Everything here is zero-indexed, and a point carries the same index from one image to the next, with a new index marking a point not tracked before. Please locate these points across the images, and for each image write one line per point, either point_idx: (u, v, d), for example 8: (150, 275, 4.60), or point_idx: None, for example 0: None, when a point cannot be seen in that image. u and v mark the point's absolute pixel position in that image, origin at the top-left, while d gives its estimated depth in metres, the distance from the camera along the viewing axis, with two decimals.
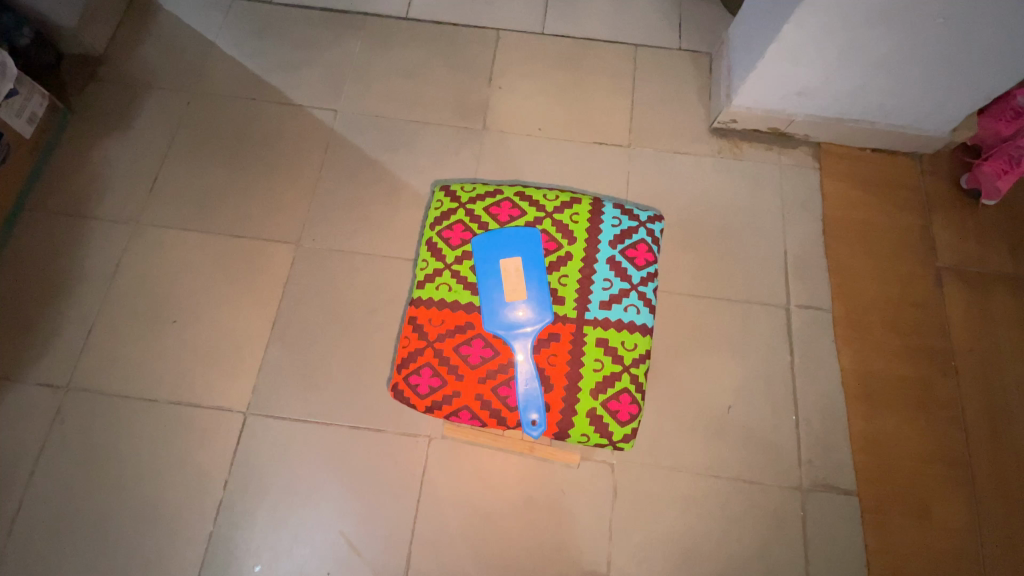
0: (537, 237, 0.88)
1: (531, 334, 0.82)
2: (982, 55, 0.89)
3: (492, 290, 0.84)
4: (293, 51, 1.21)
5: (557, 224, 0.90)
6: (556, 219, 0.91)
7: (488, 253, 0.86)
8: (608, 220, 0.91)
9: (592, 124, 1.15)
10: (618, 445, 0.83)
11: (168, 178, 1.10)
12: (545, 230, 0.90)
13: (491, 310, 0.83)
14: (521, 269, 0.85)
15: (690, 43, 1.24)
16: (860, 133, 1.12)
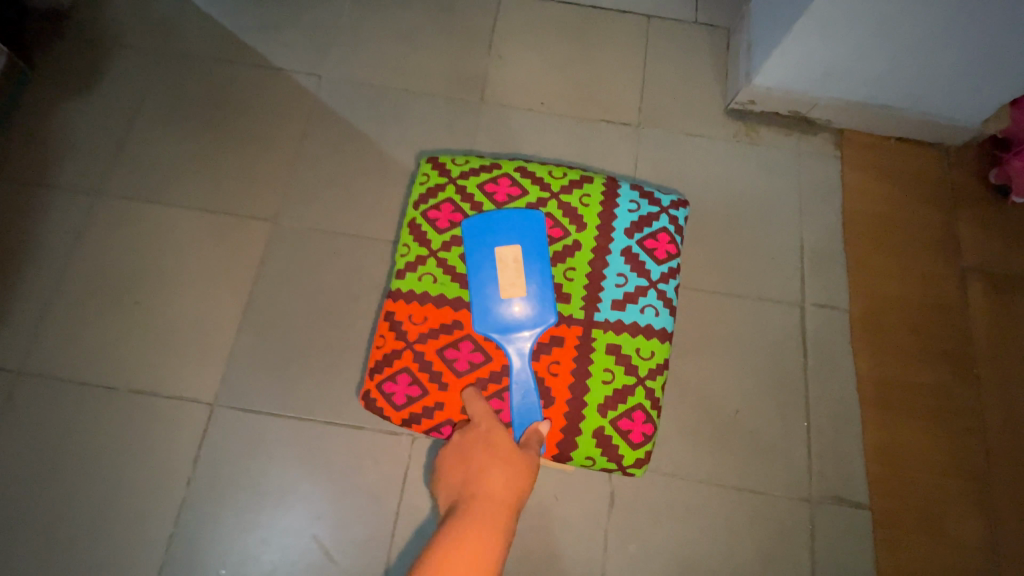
0: (537, 222, 0.79)
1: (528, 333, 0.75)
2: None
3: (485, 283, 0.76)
4: (275, 9, 1.10)
5: (563, 207, 0.82)
6: (563, 200, 0.83)
7: (482, 239, 0.78)
8: (624, 204, 0.83)
9: (598, 100, 1.07)
10: (626, 469, 0.76)
11: (134, 145, 1.00)
12: (550, 212, 0.82)
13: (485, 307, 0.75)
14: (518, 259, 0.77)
15: (706, 17, 1.15)
16: (887, 120, 1.04)
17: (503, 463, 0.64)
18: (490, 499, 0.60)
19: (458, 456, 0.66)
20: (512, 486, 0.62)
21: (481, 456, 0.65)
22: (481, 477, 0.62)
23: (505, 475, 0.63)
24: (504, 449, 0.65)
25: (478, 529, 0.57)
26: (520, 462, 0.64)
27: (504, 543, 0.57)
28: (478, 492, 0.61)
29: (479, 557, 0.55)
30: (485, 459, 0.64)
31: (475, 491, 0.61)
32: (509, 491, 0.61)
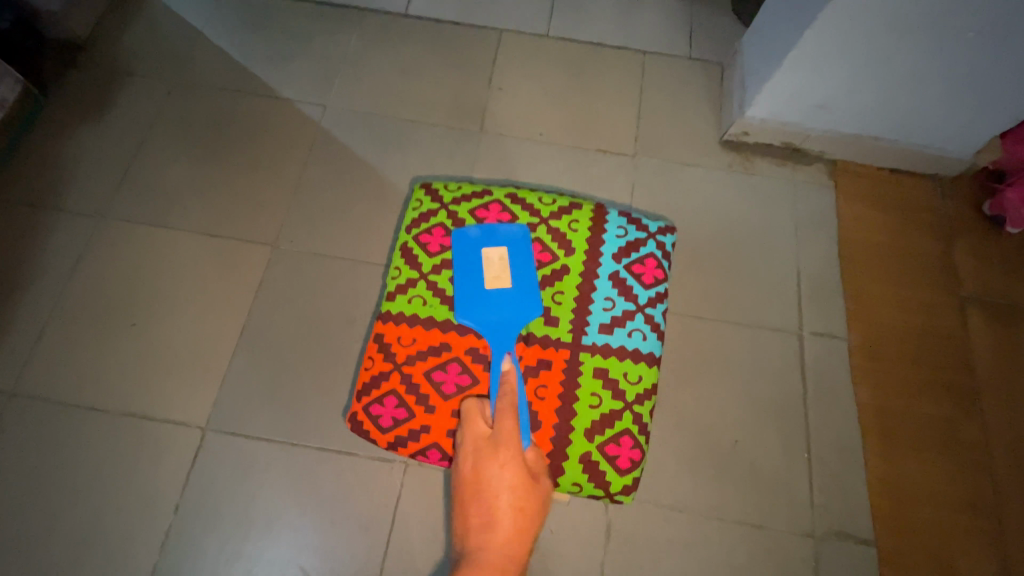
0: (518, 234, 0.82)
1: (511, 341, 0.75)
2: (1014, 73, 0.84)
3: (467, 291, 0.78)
4: (284, 43, 1.15)
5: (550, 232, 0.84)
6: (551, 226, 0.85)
7: (465, 250, 0.80)
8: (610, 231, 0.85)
9: (595, 131, 1.09)
10: (616, 498, 0.75)
11: (140, 170, 1.03)
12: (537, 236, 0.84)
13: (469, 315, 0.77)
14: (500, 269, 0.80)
15: (699, 54, 1.19)
16: (879, 152, 1.06)
17: (513, 505, 0.63)
18: (501, 546, 0.60)
19: (471, 487, 0.65)
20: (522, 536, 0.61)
21: (494, 492, 0.63)
22: (493, 519, 0.62)
23: (516, 520, 0.62)
24: (517, 489, 0.63)
25: None
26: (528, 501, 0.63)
27: None
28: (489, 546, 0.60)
29: None
30: (498, 499, 0.63)
31: (484, 546, 0.60)
32: (520, 535, 0.61)
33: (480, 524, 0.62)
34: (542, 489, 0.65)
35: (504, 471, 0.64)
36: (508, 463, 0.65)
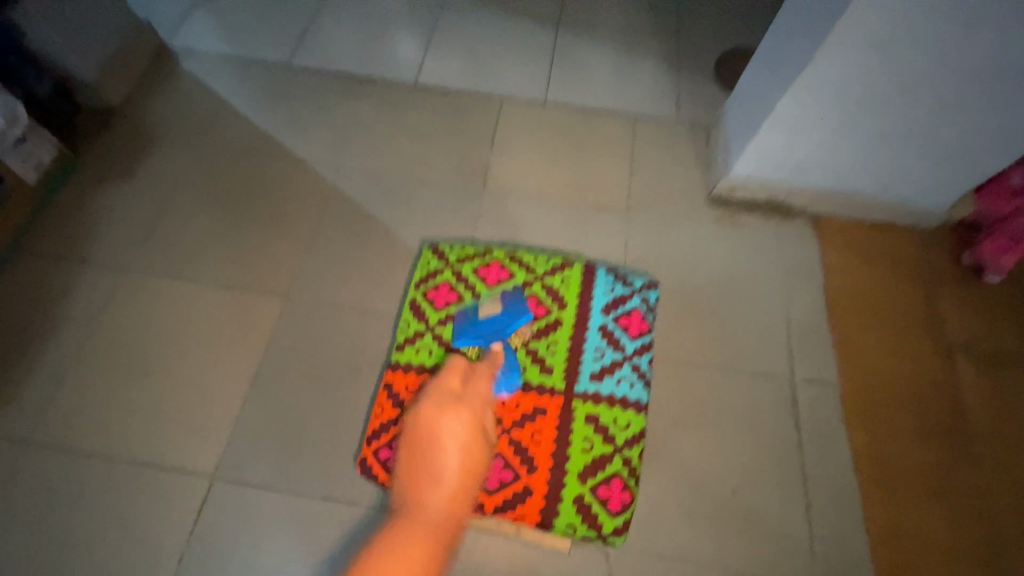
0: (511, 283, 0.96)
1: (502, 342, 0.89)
2: (944, 142, 0.95)
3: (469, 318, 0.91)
4: (303, 111, 1.25)
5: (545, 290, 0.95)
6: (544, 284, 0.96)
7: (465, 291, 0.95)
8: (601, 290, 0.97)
9: (591, 188, 1.17)
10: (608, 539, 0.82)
11: (163, 226, 1.09)
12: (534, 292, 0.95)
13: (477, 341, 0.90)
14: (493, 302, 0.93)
15: (687, 119, 1.28)
16: (859, 206, 1.12)
17: (459, 469, 0.73)
18: (439, 496, 0.70)
19: (428, 436, 0.75)
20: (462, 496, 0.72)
21: (445, 453, 0.74)
22: (439, 476, 0.72)
23: (458, 481, 0.72)
24: (469, 452, 0.74)
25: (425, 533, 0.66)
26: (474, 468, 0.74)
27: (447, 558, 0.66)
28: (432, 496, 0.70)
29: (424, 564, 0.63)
30: (448, 455, 0.73)
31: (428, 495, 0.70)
32: (459, 494, 0.72)
33: (426, 472, 0.72)
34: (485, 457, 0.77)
35: (461, 432, 0.75)
36: (466, 428, 0.76)
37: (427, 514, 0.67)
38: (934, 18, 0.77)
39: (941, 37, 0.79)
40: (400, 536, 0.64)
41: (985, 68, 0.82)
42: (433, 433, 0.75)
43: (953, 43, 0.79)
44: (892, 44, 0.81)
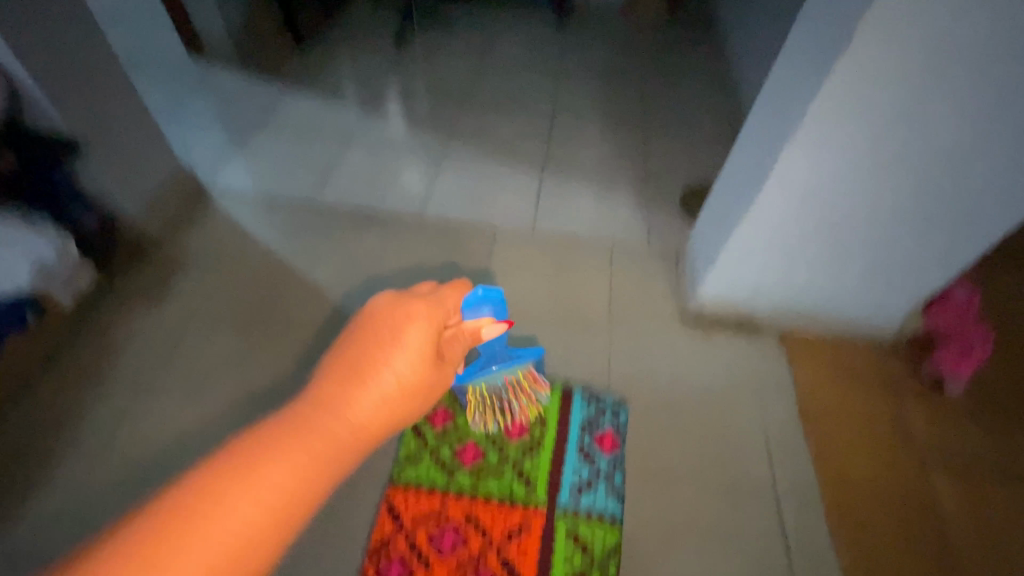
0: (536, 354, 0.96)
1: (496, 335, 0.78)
2: (905, 248, 1.04)
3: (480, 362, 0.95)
4: (318, 242, 1.41)
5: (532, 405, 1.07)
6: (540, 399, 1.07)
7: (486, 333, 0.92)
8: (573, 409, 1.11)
9: (577, 306, 1.29)
10: None
11: (183, 351, 1.20)
12: (528, 400, 1.06)
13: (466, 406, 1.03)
14: (510, 367, 0.95)
15: (658, 245, 1.45)
16: (821, 322, 1.23)
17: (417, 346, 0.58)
18: (374, 387, 0.53)
19: (385, 331, 0.58)
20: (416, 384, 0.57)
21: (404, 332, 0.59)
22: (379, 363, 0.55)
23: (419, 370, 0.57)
24: (416, 372, 0.56)
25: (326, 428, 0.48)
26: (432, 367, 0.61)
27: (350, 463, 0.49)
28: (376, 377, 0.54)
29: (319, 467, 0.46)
30: (391, 367, 0.55)
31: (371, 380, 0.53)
32: (379, 432, 0.53)
33: (358, 362, 0.54)
34: (432, 399, 0.64)
35: (419, 350, 0.58)
36: (429, 342, 0.60)
37: (337, 433, 0.48)
38: (873, 160, 0.90)
39: (861, 187, 0.95)
40: (280, 448, 0.45)
41: (907, 207, 0.96)
42: (390, 337, 0.57)
43: (894, 180, 0.92)
44: (839, 181, 0.94)
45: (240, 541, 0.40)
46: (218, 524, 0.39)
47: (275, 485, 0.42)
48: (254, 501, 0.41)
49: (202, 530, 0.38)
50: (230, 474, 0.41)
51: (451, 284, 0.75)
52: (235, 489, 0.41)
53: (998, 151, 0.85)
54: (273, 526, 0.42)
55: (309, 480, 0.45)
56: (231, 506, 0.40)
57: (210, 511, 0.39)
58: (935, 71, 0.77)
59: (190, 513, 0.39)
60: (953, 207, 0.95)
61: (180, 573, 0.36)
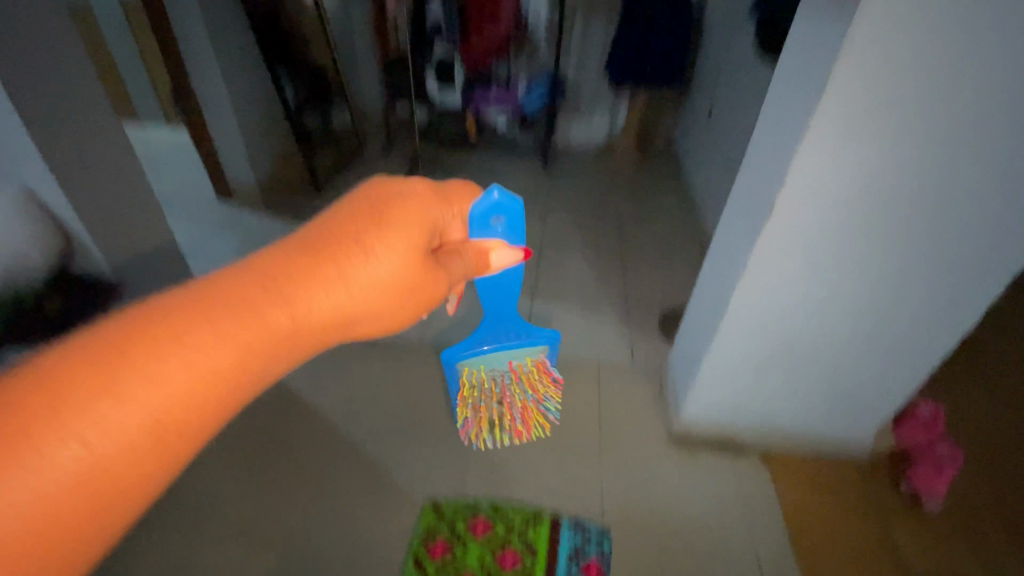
0: (550, 338, 1.18)
1: (498, 258, 0.87)
2: (900, 334, 1.07)
3: (483, 338, 1.17)
4: (324, 374, 1.53)
5: (516, 412, 1.29)
6: (526, 405, 1.29)
7: (504, 312, 1.15)
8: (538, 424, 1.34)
9: (567, 430, 1.37)
10: None
11: (193, 488, 1.29)
12: (516, 405, 1.28)
13: (461, 402, 1.25)
14: (516, 350, 1.18)
15: (641, 366, 1.57)
16: (799, 442, 1.30)
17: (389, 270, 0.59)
18: (338, 289, 0.56)
19: (378, 229, 0.60)
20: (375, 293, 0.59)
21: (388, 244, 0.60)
22: (347, 276, 0.57)
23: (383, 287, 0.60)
24: (377, 285, 0.59)
25: (275, 321, 0.52)
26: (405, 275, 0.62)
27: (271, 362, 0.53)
28: (340, 288, 0.56)
29: (242, 352, 0.50)
30: (358, 276, 0.57)
31: (333, 283, 0.56)
32: (322, 329, 0.56)
33: (337, 256, 0.57)
34: (411, 313, 0.68)
35: (385, 262, 0.59)
36: (398, 252, 0.61)
37: (269, 317, 0.52)
38: (849, 221, 0.91)
39: (826, 282, 1.00)
40: (205, 327, 0.49)
41: (867, 304, 1.02)
42: (348, 240, 0.59)
43: (871, 241, 0.93)
44: (820, 246, 0.95)
45: (157, 408, 0.46)
46: (135, 394, 0.45)
47: (189, 364, 0.47)
48: (171, 381, 0.46)
49: (114, 393, 0.44)
50: (149, 344, 0.46)
51: (443, 201, 0.74)
52: (153, 362, 0.46)
53: (950, 229, 0.90)
54: (187, 412, 0.48)
55: (231, 360, 0.50)
56: (149, 374, 0.45)
57: (129, 380, 0.45)
58: (882, 134, 0.81)
59: (107, 375, 0.44)
60: (919, 286, 0.98)
61: (106, 423, 0.43)
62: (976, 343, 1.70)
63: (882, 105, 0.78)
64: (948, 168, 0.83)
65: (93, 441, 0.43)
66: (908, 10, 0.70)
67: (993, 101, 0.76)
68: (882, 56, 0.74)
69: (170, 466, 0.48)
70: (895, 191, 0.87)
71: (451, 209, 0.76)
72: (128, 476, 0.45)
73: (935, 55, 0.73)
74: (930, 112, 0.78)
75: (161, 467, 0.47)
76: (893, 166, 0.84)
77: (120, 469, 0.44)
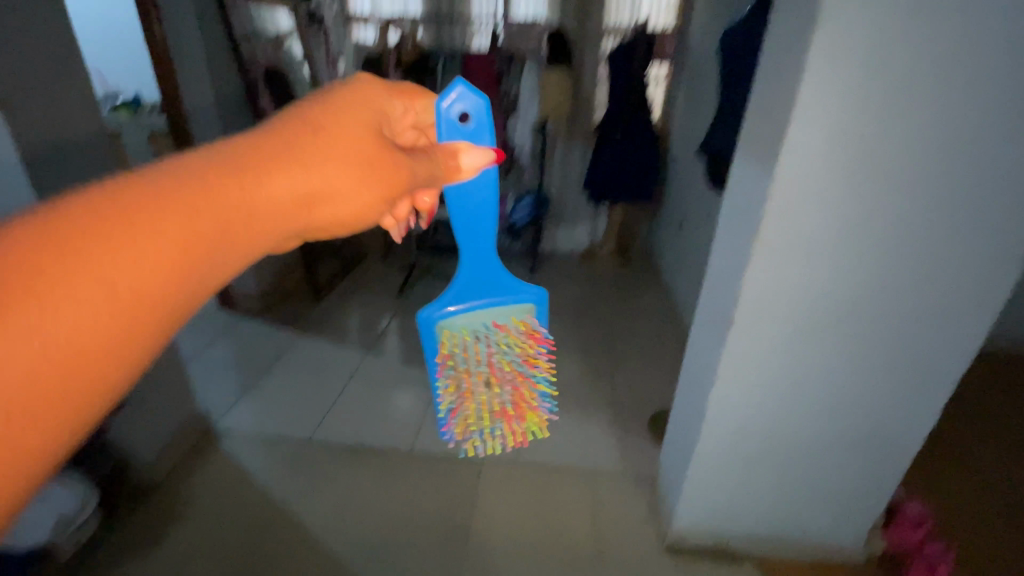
0: (539, 294, 0.74)
1: (481, 202, 0.67)
2: (893, 398, 1.05)
3: (456, 291, 0.73)
4: (315, 485, 1.54)
5: (518, 399, 0.77)
6: (533, 396, 0.77)
7: (483, 262, 0.73)
8: (539, 420, 0.81)
9: (561, 541, 1.37)
10: None
11: None
12: (520, 384, 0.76)
13: (439, 381, 0.72)
14: (500, 308, 0.74)
15: (632, 469, 1.59)
16: (792, 550, 1.30)
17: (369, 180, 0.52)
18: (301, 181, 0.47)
19: (342, 113, 0.52)
20: (359, 195, 0.52)
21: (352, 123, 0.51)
22: (292, 157, 0.47)
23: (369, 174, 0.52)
24: (344, 179, 0.49)
25: (206, 193, 0.42)
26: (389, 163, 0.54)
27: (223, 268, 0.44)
28: (302, 165, 0.47)
29: (162, 244, 0.39)
30: (312, 167, 0.47)
31: (286, 159, 0.46)
32: (292, 212, 0.47)
33: (298, 133, 0.48)
34: (375, 202, 0.53)
35: (341, 160, 0.49)
36: (358, 156, 0.51)
37: (217, 204, 0.42)
38: (833, 278, 0.92)
39: (809, 355, 1.02)
40: (107, 249, 0.37)
41: (852, 376, 1.03)
42: (288, 136, 0.48)
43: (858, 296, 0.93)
44: (810, 306, 0.95)
45: (87, 354, 0.36)
46: (47, 337, 0.34)
47: (105, 307, 0.36)
48: (87, 319, 0.36)
49: (31, 320, 0.34)
50: (41, 275, 0.35)
51: (377, 91, 0.57)
52: (61, 287, 0.35)
53: (931, 281, 0.91)
54: (95, 343, 0.36)
55: (141, 294, 0.38)
56: (55, 306, 0.35)
57: (27, 316, 0.34)
58: (857, 172, 0.82)
59: (8, 325, 0.33)
60: (907, 340, 0.98)
61: (31, 376, 0.34)
62: (948, 438, 1.77)
63: (854, 144, 0.79)
64: (905, 232, 0.86)
65: (17, 388, 0.33)
66: (857, 57, 0.73)
67: (953, 147, 0.78)
68: (810, 192, 0.84)
69: (123, 369, 0.38)
70: (844, 301, 0.94)
71: (400, 107, 0.60)
72: (52, 392, 0.35)
73: (894, 91, 0.75)
74: (873, 208, 0.85)
75: (101, 389, 0.37)
76: (838, 278, 0.91)
77: (62, 382, 0.35)
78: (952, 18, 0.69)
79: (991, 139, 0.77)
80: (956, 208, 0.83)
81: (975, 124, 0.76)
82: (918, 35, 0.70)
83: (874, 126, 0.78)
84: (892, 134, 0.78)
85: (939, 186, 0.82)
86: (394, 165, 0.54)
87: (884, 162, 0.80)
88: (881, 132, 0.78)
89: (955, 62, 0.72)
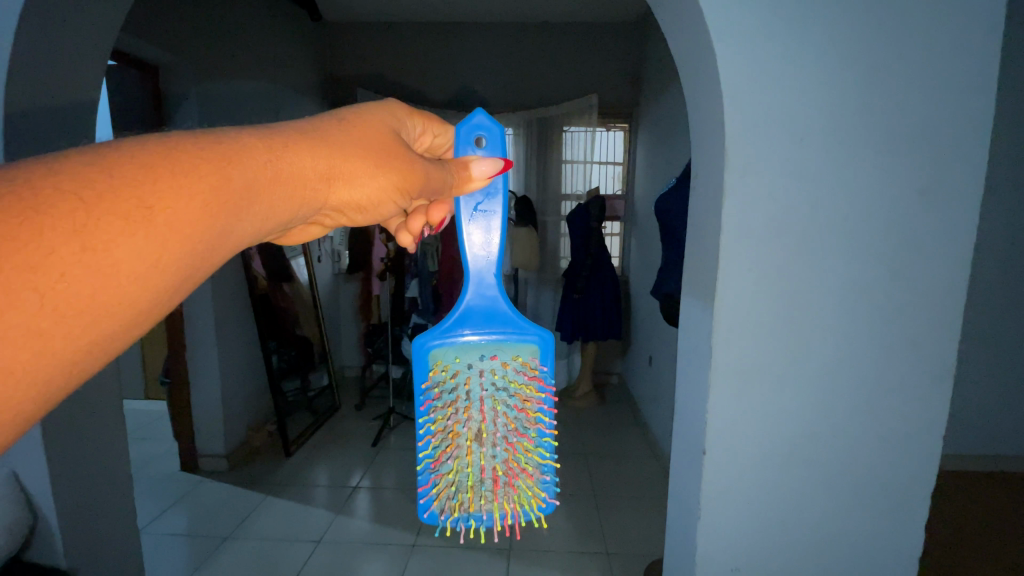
0: (544, 337, 0.67)
1: (482, 227, 0.64)
2: None
3: (460, 316, 0.67)
4: None
5: (512, 466, 0.67)
6: (528, 468, 0.68)
7: (498, 311, 0.67)
8: (535, 511, 0.69)
9: None
10: None
11: None
12: (515, 442, 0.67)
13: (427, 417, 0.65)
14: (501, 344, 0.68)
15: None
16: None
17: (391, 185, 0.57)
18: (341, 186, 0.54)
19: (373, 122, 0.58)
20: (373, 190, 0.57)
21: (385, 129, 0.59)
22: (330, 148, 0.53)
23: (392, 185, 0.58)
24: (360, 169, 0.55)
25: (249, 163, 0.47)
26: (399, 171, 0.57)
27: (250, 237, 0.49)
28: (332, 162, 0.53)
29: (198, 200, 0.42)
30: (346, 161, 0.54)
31: (324, 159, 0.53)
32: (317, 188, 0.52)
33: (340, 132, 0.55)
34: (388, 190, 0.58)
35: (355, 152, 0.55)
36: (375, 152, 0.56)
37: (246, 170, 0.47)
38: (798, 442, 0.86)
39: (801, 540, 0.89)
40: (135, 201, 0.39)
41: (856, 558, 0.89)
42: (309, 129, 0.53)
43: (831, 459, 0.86)
44: (784, 472, 0.87)
45: (103, 287, 0.38)
46: (65, 279, 0.36)
47: (133, 250, 0.39)
48: (114, 261, 0.38)
49: (61, 251, 0.36)
50: (67, 218, 0.37)
51: (394, 106, 0.62)
52: (109, 213, 0.38)
53: (901, 442, 0.84)
54: (119, 277, 0.39)
55: (164, 238, 0.40)
56: (85, 239, 0.37)
57: (41, 243, 0.36)
58: (790, 329, 0.82)
59: (28, 259, 0.35)
60: (900, 512, 0.87)
61: (53, 299, 0.36)
62: None
63: (780, 302, 0.81)
64: (856, 388, 0.83)
65: (42, 310, 0.36)
66: (760, 225, 0.79)
67: (876, 299, 0.80)
68: (750, 320, 0.82)
69: (135, 312, 0.41)
70: (809, 439, 0.85)
71: (417, 123, 0.64)
72: (83, 316, 0.38)
73: (804, 251, 0.79)
74: (817, 364, 0.83)
75: (119, 325, 0.40)
76: (801, 447, 0.86)
77: (84, 310, 0.38)
78: (841, 201, 0.78)
79: (911, 304, 0.80)
80: (899, 372, 0.82)
81: (888, 282, 0.79)
82: (814, 209, 0.78)
83: (795, 261, 0.80)
84: (813, 271, 0.80)
85: (867, 316, 0.81)
86: (408, 162, 0.58)
87: (810, 293, 0.80)
88: (802, 291, 0.80)
89: (852, 208, 0.78)
